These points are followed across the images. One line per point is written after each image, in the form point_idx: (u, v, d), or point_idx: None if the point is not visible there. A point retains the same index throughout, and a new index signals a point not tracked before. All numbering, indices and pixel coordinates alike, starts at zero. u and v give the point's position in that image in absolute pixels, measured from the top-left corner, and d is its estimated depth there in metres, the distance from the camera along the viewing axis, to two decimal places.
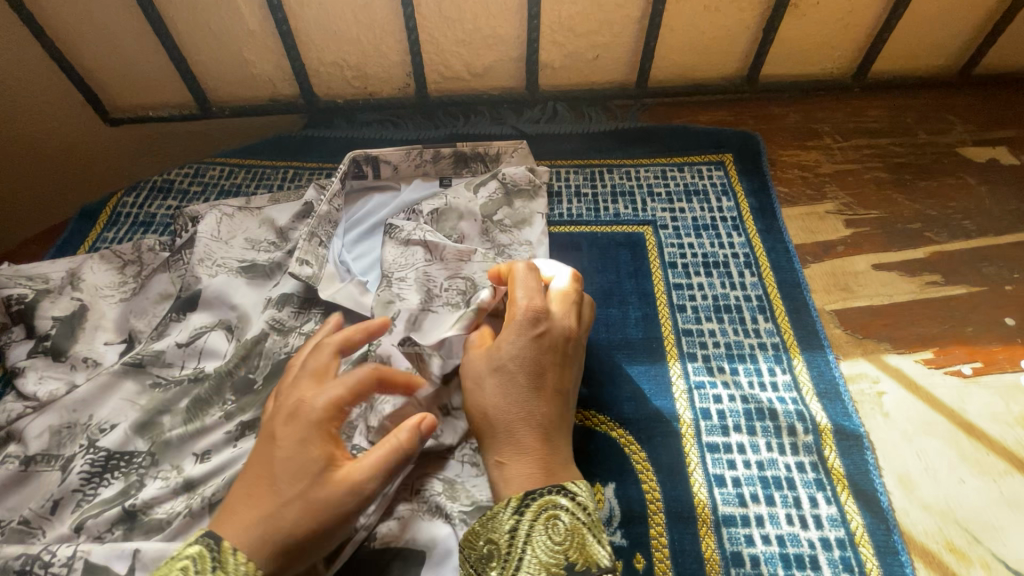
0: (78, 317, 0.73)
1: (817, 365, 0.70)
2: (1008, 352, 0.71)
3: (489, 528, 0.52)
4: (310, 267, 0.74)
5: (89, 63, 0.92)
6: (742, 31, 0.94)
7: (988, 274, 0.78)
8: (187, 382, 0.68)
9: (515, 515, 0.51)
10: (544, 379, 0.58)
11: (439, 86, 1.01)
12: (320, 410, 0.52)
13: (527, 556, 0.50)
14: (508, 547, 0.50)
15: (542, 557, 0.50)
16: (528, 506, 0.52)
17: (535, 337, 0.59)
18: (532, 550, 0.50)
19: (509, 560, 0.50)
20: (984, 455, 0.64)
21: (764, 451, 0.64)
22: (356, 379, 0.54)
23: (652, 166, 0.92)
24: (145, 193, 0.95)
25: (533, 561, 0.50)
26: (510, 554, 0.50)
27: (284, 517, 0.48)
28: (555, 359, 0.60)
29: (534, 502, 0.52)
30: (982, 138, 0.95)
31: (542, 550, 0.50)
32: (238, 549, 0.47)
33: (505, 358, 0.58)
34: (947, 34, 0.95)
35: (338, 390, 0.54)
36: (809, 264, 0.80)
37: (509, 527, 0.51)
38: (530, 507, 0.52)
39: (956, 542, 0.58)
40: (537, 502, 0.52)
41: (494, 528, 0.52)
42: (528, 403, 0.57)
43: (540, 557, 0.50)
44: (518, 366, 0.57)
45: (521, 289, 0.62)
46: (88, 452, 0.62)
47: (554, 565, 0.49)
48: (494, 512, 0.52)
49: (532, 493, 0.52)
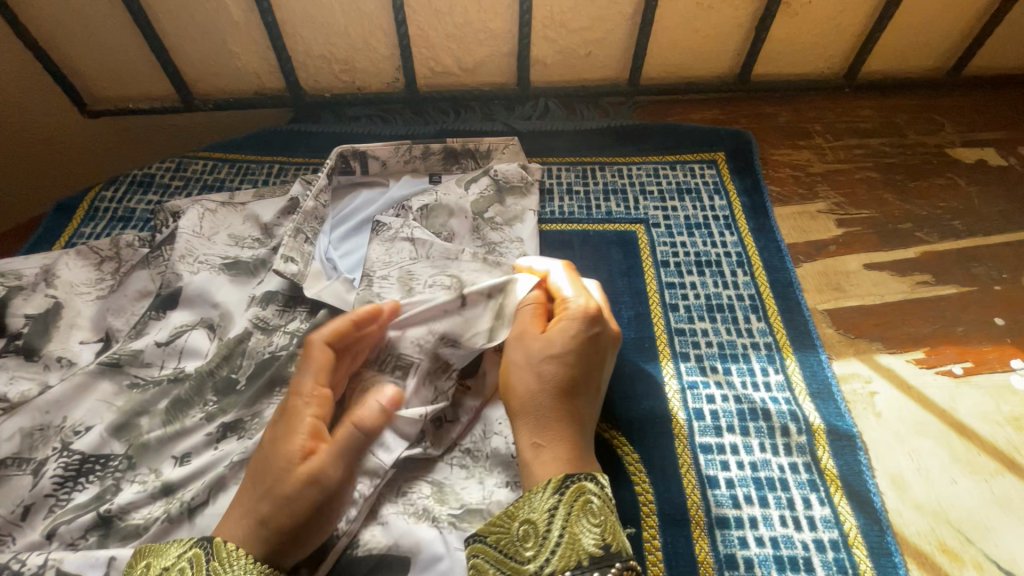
0: (53, 314, 0.70)
1: (809, 364, 0.70)
2: (998, 352, 0.71)
3: (526, 508, 0.49)
4: (295, 264, 0.72)
5: (66, 52, 0.89)
6: (735, 30, 0.93)
7: (978, 275, 0.78)
8: (167, 382, 0.65)
9: (554, 495, 0.48)
10: (592, 375, 0.57)
11: (429, 81, 0.99)
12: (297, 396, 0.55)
13: (565, 538, 0.46)
14: (545, 527, 0.47)
15: (581, 539, 0.46)
16: (567, 487, 0.48)
17: (588, 332, 0.58)
18: (571, 531, 0.46)
19: (545, 541, 0.46)
20: (975, 455, 0.64)
21: (757, 452, 0.64)
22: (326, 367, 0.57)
23: (644, 164, 0.91)
24: (125, 187, 0.92)
25: (572, 543, 0.46)
26: (546, 535, 0.47)
27: (279, 522, 0.49)
28: (601, 352, 0.58)
29: (573, 484, 0.49)
30: (971, 139, 0.95)
31: (582, 532, 0.46)
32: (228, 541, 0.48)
33: (559, 348, 0.56)
34: (937, 35, 0.96)
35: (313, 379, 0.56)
36: (801, 263, 0.80)
37: (549, 507, 0.48)
38: (568, 489, 0.48)
39: (948, 543, 0.58)
40: (577, 484, 0.49)
41: (529, 509, 0.48)
42: (573, 390, 0.55)
43: (579, 539, 0.46)
44: (573, 356, 0.56)
45: (574, 288, 0.62)
46: (61, 455, 0.60)
47: (595, 546, 0.45)
48: (531, 492, 0.49)
49: (570, 476, 0.49)
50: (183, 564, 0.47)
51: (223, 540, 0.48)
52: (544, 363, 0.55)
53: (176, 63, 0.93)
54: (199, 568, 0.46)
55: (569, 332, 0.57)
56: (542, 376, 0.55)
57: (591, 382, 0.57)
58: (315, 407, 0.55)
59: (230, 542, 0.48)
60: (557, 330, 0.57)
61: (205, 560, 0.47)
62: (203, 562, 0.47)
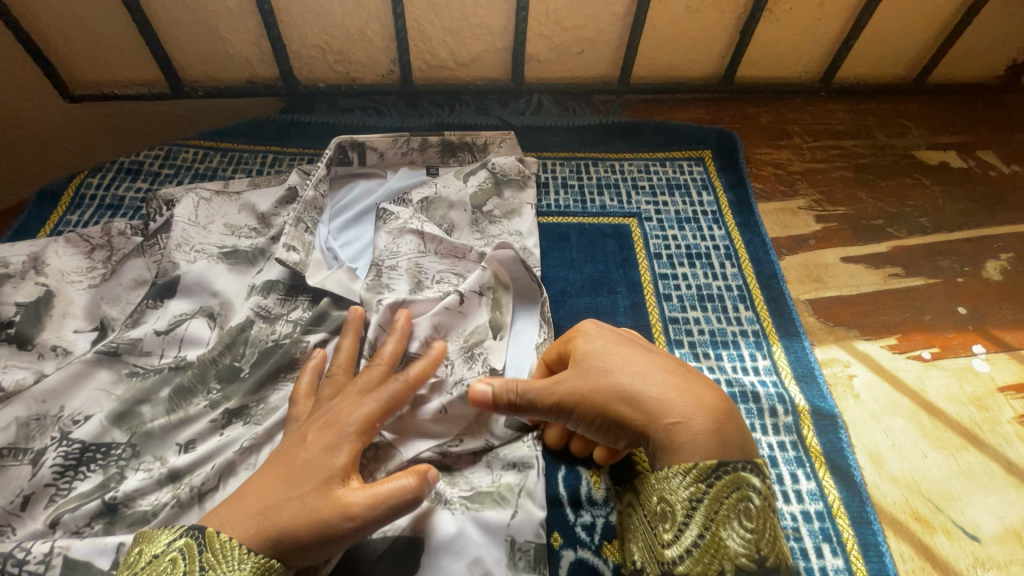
0: (45, 302, 0.68)
1: (794, 350, 0.74)
2: (962, 338, 0.77)
3: (664, 489, 0.48)
4: (297, 253, 0.72)
5: (50, 35, 0.86)
6: (721, 33, 0.97)
7: (943, 268, 0.84)
8: (168, 370, 0.65)
9: (696, 484, 0.46)
10: (655, 352, 0.56)
11: (424, 74, 1.00)
12: (347, 416, 0.52)
13: (707, 537, 0.45)
14: (687, 517, 0.46)
15: (727, 544, 0.45)
16: (716, 479, 0.46)
17: (615, 332, 0.58)
18: (715, 531, 0.45)
19: (686, 530, 0.46)
20: (943, 432, 0.69)
21: (748, 432, 0.68)
22: (387, 396, 0.54)
23: (635, 160, 0.95)
24: (111, 174, 0.90)
25: (714, 544, 0.45)
26: (688, 525, 0.46)
27: (279, 509, 0.47)
28: (643, 342, 0.58)
29: (727, 477, 0.46)
30: (934, 142, 1.02)
31: (729, 535, 0.45)
32: (222, 532, 0.46)
33: (604, 353, 0.55)
34: (905, 44, 1.02)
35: (371, 407, 0.53)
36: (785, 256, 0.85)
37: (689, 497, 0.46)
38: (717, 482, 0.46)
39: (920, 512, 0.63)
40: (729, 475, 0.46)
41: (670, 491, 0.47)
42: (659, 366, 0.53)
43: (726, 543, 0.45)
44: (625, 350, 0.55)
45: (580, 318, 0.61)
46: (60, 444, 0.59)
47: (744, 558, 0.44)
48: (669, 476, 0.47)
49: (724, 465, 0.46)
50: (174, 556, 0.45)
51: (217, 530, 0.46)
52: (606, 359, 0.54)
53: (167, 49, 0.91)
54: (192, 560, 0.45)
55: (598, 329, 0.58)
56: (619, 370, 0.53)
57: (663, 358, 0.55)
58: (358, 433, 0.52)
59: (224, 533, 0.46)
60: (591, 340, 0.56)
61: (197, 550, 0.45)
62: (196, 553, 0.45)
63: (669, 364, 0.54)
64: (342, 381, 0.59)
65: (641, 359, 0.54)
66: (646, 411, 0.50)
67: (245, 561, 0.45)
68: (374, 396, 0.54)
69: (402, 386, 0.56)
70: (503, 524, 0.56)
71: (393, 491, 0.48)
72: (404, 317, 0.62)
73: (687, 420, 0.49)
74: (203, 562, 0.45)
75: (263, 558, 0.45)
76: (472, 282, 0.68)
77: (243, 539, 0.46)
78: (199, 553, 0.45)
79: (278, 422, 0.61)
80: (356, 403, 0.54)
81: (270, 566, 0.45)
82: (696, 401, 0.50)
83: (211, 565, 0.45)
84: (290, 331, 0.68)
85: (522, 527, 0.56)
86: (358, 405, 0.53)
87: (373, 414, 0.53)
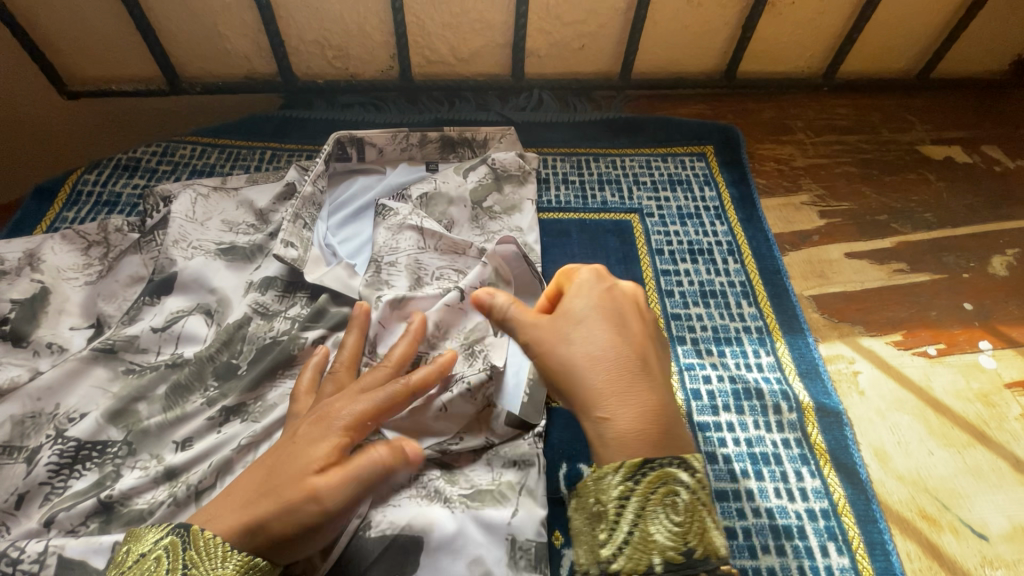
0: (41, 299, 0.68)
1: (798, 346, 0.74)
2: (968, 334, 0.76)
3: (598, 491, 0.48)
4: (295, 250, 0.71)
5: (45, 31, 0.85)
6: (723, 28, 0.96)
7: (948, 264, 0.83)
8: (165, 367, 0.64)
9: (626, 483, 0.47)
10: (629, 330, 0.53)
11: (423, 70, 0.99)
12: (339, 414, 0.51)
13: (637, 534, 0.46)
14: (618, 517, 0.47)
15: (656, 539, 0.46)
16: (644, 477, 0.46)
17: (599, 297, 0.54)
18: (644, 527, 0.46)
19: (617, 528, 0.47)
20: (949, 429, 0.68)
21: (752, 429, 0.67)
22: (383, 394, 0.53)
23: (637, 156, 0.94)
24: (109, 170, 0.90)
25: (644, 540, 0.46)
26: (619, 523, 0.47)
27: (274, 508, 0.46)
28: (631, 308, 0.54)
29: (654, 474, 0.46)
30: (939, 138, 1.01)
31: (657, 529, 0.46)
32: (206, 529, 0.46)
33: (572, 323, 0.52)
34: (909, 38, 1.01)
35: (365, 404, 0.52)
36: (788, 252, 0.84)
37: (620, 497, 0.47)
38: (645, 479, 0.46)
39: (927, 510, 0.63)
40: (654, 472, 0.46)
41: (603, 491, 0.47)
42: (621, 349, 0.51)
43: (653, 537, 0.46)
44: (596, 320, 0.52)
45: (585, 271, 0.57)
46: (55, 442, 0.58)
47: (672, 550, 0.45)
48: (602, 476, 0.47)
49: (651, 462, 0.47)
50: (158, 554, 0.45)
51: (201, 528, 0.45)
52: (574, 326, 0.52)
53: (164, 44, 0.90)
54: (175, 558, 0.44)
55: (584, 290, 0.54)
56: (577, 343, 0.51)
57: (633, 339, 0.52)
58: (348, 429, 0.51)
59: (208, 530, 0.46)
60: (568, 305, 0.53)
61: (181, 548, 0.45)
62: (180, 551, 0.45)
63: (631, 348, 0.51)
64: (344, 377, 0.58)
65: (604, 336, 0.51)
66: (582, 393, 0.50)
67: (229, 560, 0.44)
68: (369, 395, 0.53)
69: (401, 389, 0.54)
70: (504, 522, 0.56)
71: (358, 468, 0.48)
72: (417, 319, 0.62)
73: (614, 419, 0.49)
74: (187, 561, 0.44)
75: (246, 556, 0.45)
76: (472, 280, 0.67)
77: (229, 537, 0.45)
78: (183, 551, 0.45)
79: (277, 420, 0.60)
80: (351, 400, 0.53)
81: (255, 564, 0.45)
82: (634, 406, 0.49)
83: (194, 563, 0.44)
84: (288, 328, 0.68)
85: (522, 526, 0.56)
86: (353, 402, 0.52)
87: (367, 412, 0.52)
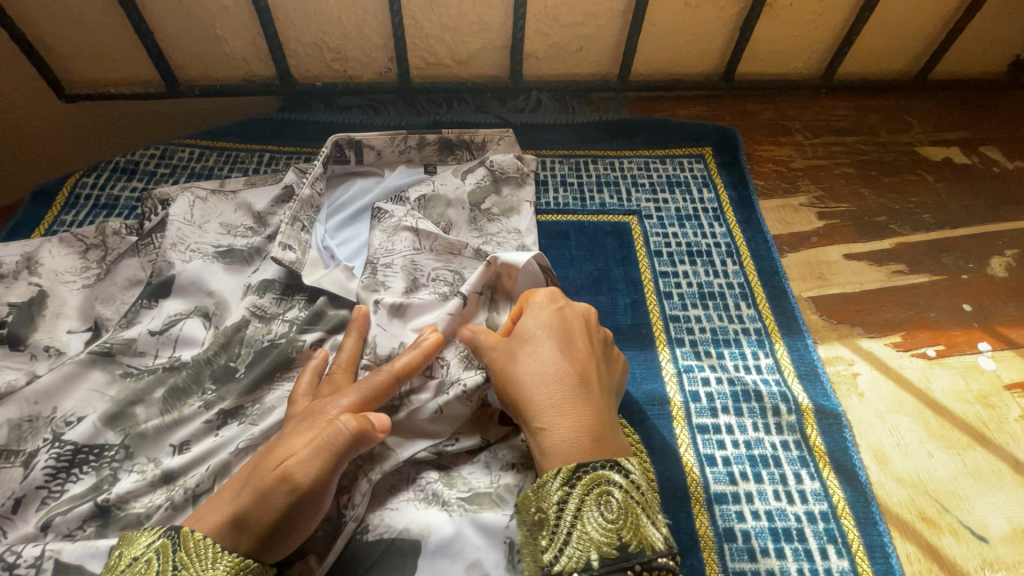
0: (38, 303, 0.68)
1: (797, 348, 0.73)
2: (967, 335, 0.76)
3: (539, 497, 0.49)
4: (293, 252, 0.71)
5: (43, 34, 0.86)
6: (721, 29, 0.96)
7: (947, 265, 0.83)
8: (163, 370, 0.64)
9: (564, 487, 0.49)
10: (573, 348, 0.56)
11: (422, 72, 0.99)
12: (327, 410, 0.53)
13: (575, 534, 0.47)
14: (557, 519, 0.48)
15: (592, 536, 0.47)
16: (579, 480, 0.49)
17: (550, 317, 0.58)
18: (581, 527, 0.48)
19: (557, 531, 0.48)
20: (949, 430, 0.68)
21: (750, 431, 0.67)
22: (367, 386, 0.55)
23: (635, 158, 0.94)
24: (107, 173, 0.90)
25: (582, 540, 0.47)
26: (559, 526, 0.48)
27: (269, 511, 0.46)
28: (579, 328, 0.59)
29: (587, 476, 0.49)
30: (937, 139, 1.01)
31: (592, 528, 0.47)
32: (197, 530, 0.46)
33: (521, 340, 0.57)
34: (907, 39, 1.01)
35: (350, 397, 0.54)
36: (787, 253, 0.84)
37: (558, 500, 0.48)
38: (580, 482, 0.49)
39: (927, 512, 0.62)
40: (588, 475, 0.49)
41: (544, 497, 0.49)
42: (562, 366, 0.55)
43: (589, 535, 0.47)
44: (542, 338, 0.57)
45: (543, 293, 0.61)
46: (52, 446, 0.58)
47: (607, 545, 0.47)
48: (542, 482, 0.49)
49: (585, 465, 0.49)
50: (150, 556, 0.45)
51: (192, 529, 0.46)
52: (522, 344, 0.57)
53: (162, 46, 0.90)
54: (165, 559, 0.44)
55: (538, 310, 0.59)
56: (523, 359, 0.56)
57: (575, 357, 0.56)
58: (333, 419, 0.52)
59: (199, 531, 0.46)
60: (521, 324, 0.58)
61: (172, 550, 0.45)
62: (170, 553, 0.45)
63: (572, 364, 0.55)
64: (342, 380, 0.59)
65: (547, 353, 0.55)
66: (524, 403, 0.53)
67: (219, 561, 0.45)
68: (354, 389, 0.54)
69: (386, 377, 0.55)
70: (502, 525, 0.55)
71: (330, 441, 0.49)
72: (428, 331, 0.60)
73: (551, 428, 0.51)
74: (176, 562, 0.44)
75: (237, 557, 0.45)
76: (472, 283, 0.66)
77: (219, 538, 0.46)
78: (173, 553, 0.45)
79: (275, 423, 0.60)
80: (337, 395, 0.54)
81: (246, 566, 0.45)
82: (569, 417, 0.51)
83: (184, 564, 0.44)
84: (285, 330, 0.67)
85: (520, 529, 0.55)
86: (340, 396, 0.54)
87: (351, 405, 0.53)
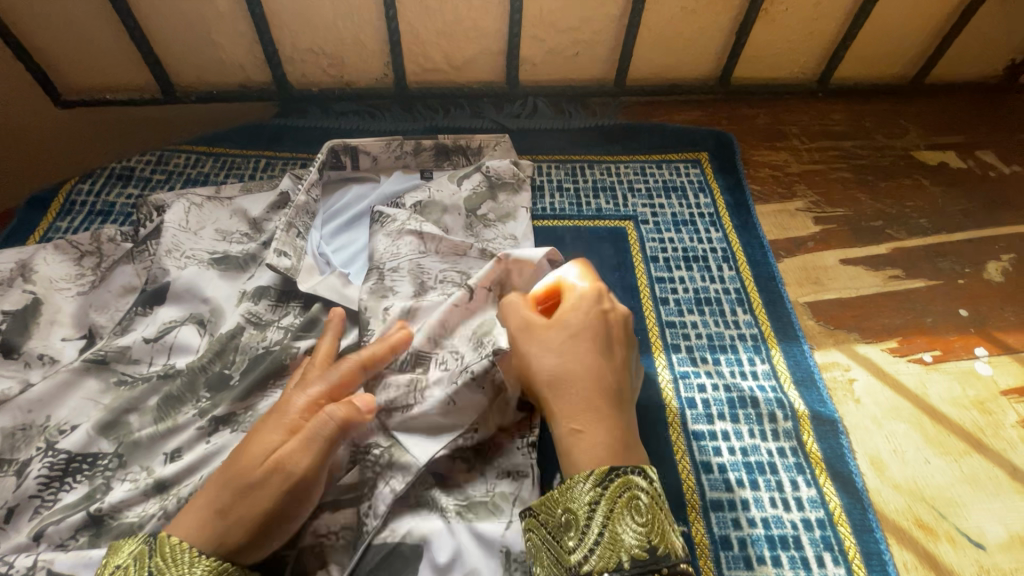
0: (32, 310, 0.68)
1: (793, 354, 0.73)
2: (963, 340, 0.76)
3: (568, 498, 0.48)
4: (288, 259, 0.71)
5: (39, 41, 0.86)
6: (716, 34, 0.97)
7: (944, 269, 0.83)
8: (157, 378, 0.64)
9: (596, 488, 0.48)
10: (613, 354, 0.55)
11: (418, 78, 1.00)
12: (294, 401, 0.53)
13: (607, 535, 0.46)
14: (588, 520, 0.47)
15: (623, 539, 0.46)
16: (610, 482, 0.48)
17: (595, 317, 0.56)
18: (612, 528, 0.46)
19: (587, 532, 0.47)
20: (945, 436, 0.68)
21: (747, 438, 0.66)
22: (336, 375, 0.55)
23: (631, 163, 0.94)
24: (102, 180, 0.89)
25: (612, 541, 0.46)
26: (589, 527, 0.47)
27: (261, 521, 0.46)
28: (619, 331, 0.57)
29: (618, 478, 0.48)
30: (933, 143, 1.01)
31: (624, 530, 0.46)
32: (172, 535, 0.46)
33: (564, 337, 0.55)
34: (903, 43, 1.01)
35: (320, 387, 0.54)
36: (783, 258, 0.84)
37: (589, 501, 0.47)
38: (612, 484, 0.48)
39: (924, 519, 0.62)
40: (621, 477, 0.48)
41: (573, 498, 0.48)
42: (602, 372, 0.53)
43: (621, 537, 0.46)
44: (586, 337, 0.55)
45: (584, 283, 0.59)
46: (45, 455, 0.58)
47: (638, 547, 0.45)
48: (572, 483, 0.49)
49: (616, 469, 0.48)
50: (128, 563, 0.44)
51: (167, 534, 0.46)
52: (565, 339, 0.54)
53: (158, 53, 0.91)
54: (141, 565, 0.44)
55: (582, 306, 0.57)
56: (566, 356, 0.54)
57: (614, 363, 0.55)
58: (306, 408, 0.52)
59: (174, 535, 0.46)
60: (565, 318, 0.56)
61: (148, 555, 0.44)
62: (146, 558, 0.44)
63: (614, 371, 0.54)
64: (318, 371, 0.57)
65: (592, 355, 0.54)
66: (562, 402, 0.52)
67: (196, 565, 0.44)
68: (322, 377, 0.55)
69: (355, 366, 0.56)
70: (498, 534, 0.54)
71: (318, 430, 0.50)
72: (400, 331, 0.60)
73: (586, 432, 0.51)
74: (153, 567, 0.44)
75: (215, 560, 0.45)
76: (479, 277, 0.66)
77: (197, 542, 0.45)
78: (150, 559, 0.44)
79: None
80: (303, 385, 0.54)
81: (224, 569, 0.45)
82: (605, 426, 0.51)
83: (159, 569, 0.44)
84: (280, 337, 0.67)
85: (516, 538, 0.54)
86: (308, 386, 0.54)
87: (322, 394, 0.54)
